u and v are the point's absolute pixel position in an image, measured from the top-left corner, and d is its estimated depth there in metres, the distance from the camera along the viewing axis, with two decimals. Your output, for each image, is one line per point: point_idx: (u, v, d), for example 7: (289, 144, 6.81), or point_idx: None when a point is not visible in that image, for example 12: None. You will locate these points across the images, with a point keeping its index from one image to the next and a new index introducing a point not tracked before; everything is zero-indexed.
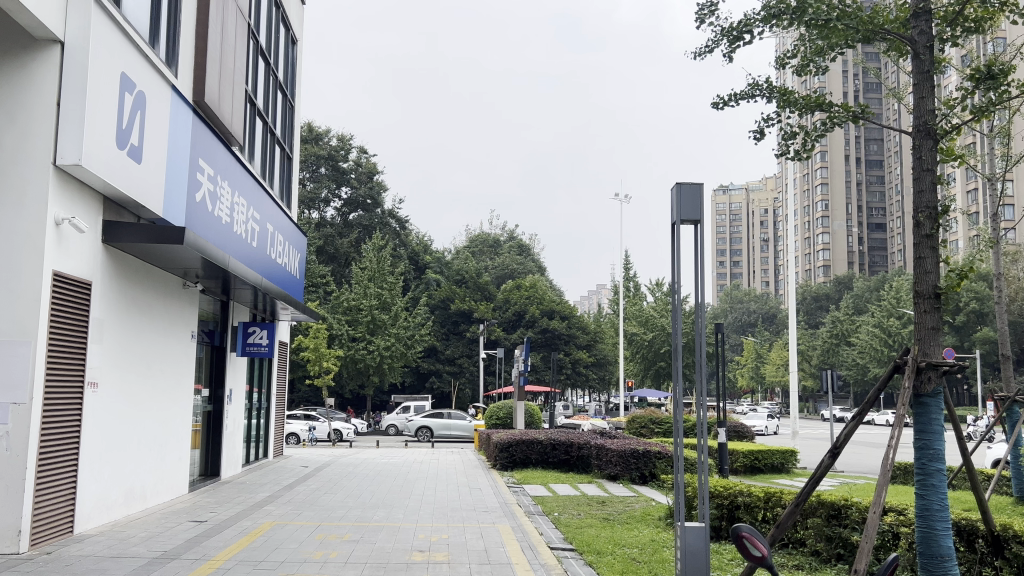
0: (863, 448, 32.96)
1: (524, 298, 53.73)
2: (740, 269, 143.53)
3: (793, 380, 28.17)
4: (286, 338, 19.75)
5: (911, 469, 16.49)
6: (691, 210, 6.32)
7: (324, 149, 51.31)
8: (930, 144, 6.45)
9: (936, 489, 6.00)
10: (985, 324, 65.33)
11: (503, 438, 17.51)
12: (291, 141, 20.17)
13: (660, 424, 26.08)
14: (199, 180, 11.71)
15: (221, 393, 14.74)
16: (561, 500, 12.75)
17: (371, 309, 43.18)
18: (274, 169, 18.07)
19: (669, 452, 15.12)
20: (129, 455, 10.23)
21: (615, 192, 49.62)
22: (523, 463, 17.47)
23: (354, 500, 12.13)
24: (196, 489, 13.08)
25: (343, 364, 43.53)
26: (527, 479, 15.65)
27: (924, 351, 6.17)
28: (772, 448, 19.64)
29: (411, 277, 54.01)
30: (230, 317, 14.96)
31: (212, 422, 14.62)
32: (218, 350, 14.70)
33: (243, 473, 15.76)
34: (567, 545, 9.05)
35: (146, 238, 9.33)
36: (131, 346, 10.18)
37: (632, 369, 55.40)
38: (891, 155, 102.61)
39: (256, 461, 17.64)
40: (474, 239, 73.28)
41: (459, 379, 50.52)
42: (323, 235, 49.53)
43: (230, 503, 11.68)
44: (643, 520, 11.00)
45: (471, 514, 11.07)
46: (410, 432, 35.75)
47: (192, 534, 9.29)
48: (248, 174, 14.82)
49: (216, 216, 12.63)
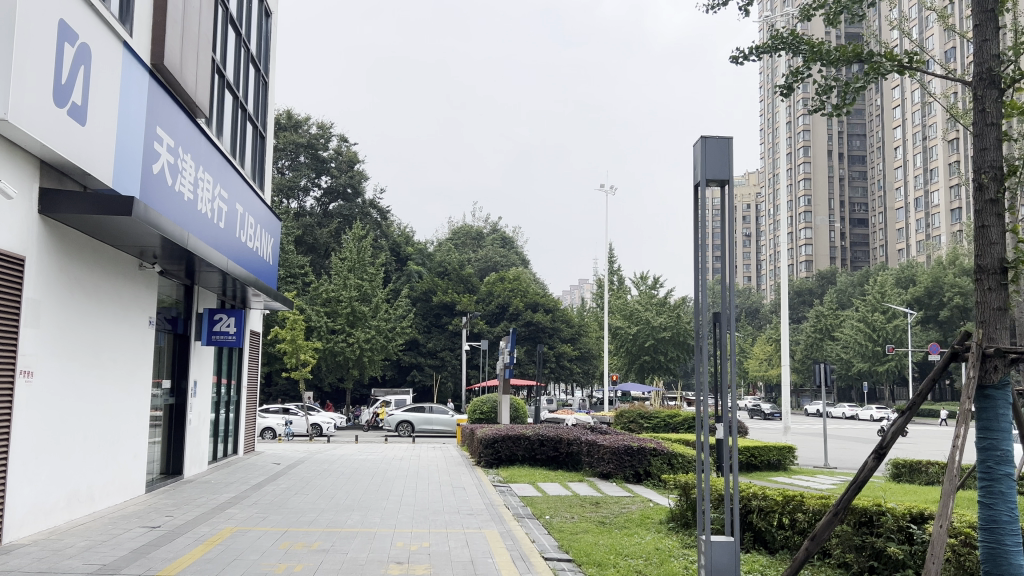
0: (854, 445, 32.33)
1: (508, 290, 52.74)
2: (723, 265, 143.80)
3: (786, 373, 27.43)
4: (259, 328, 18.74)
5: (916, 467, 15.71)
6: (719, 168, 5.40)
7: (303, 137, 50.07)
8: (994, 94, 5.47)
9: (1005, 497, 5.00)
10: (969, 318, 65.40)
11: (488, 434, 16.53)
12: (264, 118, 19.08)
13: (649, 419, 25.29)
14: (157, 151, 10.67)
15: (184, 385, 13.66)
16: (552, 502, 11.77)
17: (351, 300, 42.05)
18: (245, 147, 17.00)
19: (665, 449, 14.24)
20: (74, 452, 9.19)
21: (601, 183, 48.81)
22: (509, 461, 16.49)
23: (326, 503, 11.11)
24: (154, 489, 12.02)
25: (322, 357, 42.36)
26: (514, 477, 14.69)
27: (990, 336, 5.15)
28: (768, 444, 18.81)
29: (392, 269, 52.85)
30: (194, 303, 13.93)
31: (174, 417, 13.54)
32: (181, 339, 13.65)
33: (209, 470, 14.69)
34: (563, 555, 8.07)
35: (88, 209, 8.29)
36: (75, 332, 9.12)
37: (617, 363, 54.70)
38: (874, 150, 102.51)
39: (225, 457, 16.57)
40: (457, 231, 72.23)
41: (441, 373, 49.27)
42: (302, 225, 48.36)
43: (190, 506, 10.62)
44: (642, 525, 10.13)
45: (454, 517, 10.11)
46: (390, 427, 34.77)
47: (139, 542, 8.25)
48: (215, 149, 13.77)
49: (177, 192, 11.57)
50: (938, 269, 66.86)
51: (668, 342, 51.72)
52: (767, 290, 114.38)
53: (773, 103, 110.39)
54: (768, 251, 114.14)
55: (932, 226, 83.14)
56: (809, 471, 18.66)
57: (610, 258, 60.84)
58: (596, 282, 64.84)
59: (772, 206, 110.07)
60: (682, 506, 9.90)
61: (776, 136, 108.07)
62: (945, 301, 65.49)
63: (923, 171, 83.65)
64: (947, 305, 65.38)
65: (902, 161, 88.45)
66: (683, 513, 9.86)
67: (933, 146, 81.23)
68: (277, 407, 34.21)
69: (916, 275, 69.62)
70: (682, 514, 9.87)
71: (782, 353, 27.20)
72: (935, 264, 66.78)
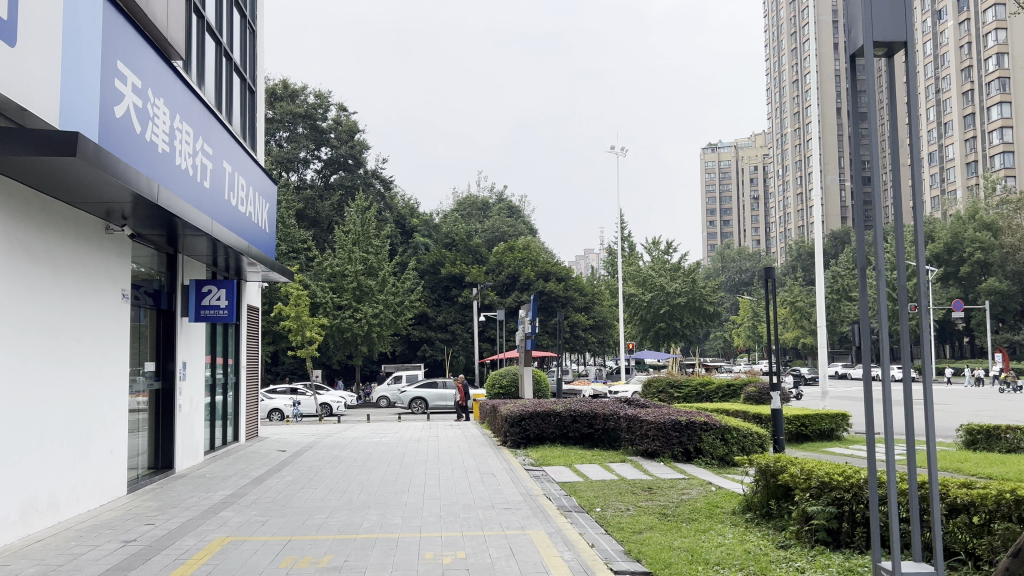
0: (891, 408, 30.65)
1: (518, 260, 51.00)
2: (730, 228, 142.38)
3: (823, 332, 25.66)
4: (257, 303, 17.11)
5: (996, 433, 13.97)
6: (890, 23, 3.85)
7: (301, 107, 48.16)
8: None
9: None
10: (990, 273, 63.55)
11: (514, 411, 14.88)
12: (253, 72, 17.29)
13: (679, 388, 23.78)
14: (119, 92, 8.98)
15: (170, 367, 11.95)
16: (597, 488, 10.15)
17: (356, 275, 40.60)
18: (232, 102, 15.29)
19: (718, 422, 12.58)
20: (27, 456, 7.55)
21: (611, 144, 46.91)
22: (538, 440, 14.85)
23: (335, 500, 9.49)
24: (138, 488, 10.41)
25: (329, 334, 40.89)
26: (547, 459, 13.10)
27: None
28: (819, 412, 17.10)
29: (398, 241, 51.16)
30: (179, 273, 12.28)
31: (161, 404, 11.88)
32: (165, 315, 12.01)
33: (205, 461, 13.08)
34: (634, 566, 6.42)
35: (23, 151, 6.64)
36: (20, 306, 7.49)
37: (632, 331, 53.10)
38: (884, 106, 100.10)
39: (223, 445, 14.97)
40: (462, 202, 70.61)
41: (452, 347, 47.61)
42: (303, 199, 46.86)
43: (176, 509, 8.97)
44: (713, 516, 8.57)
45: (488, 514, 8.54)
46: (404, 404, 33.26)
47: (104, 565, 6.56)
48: (196, 100, 12.06)
49: (149, 142, 9.91)
50: (957, 224, 64.58)
51: (683, 308, 50.19)
52: (777, 252, 112.77)
53: (778, 61, 107.94)
54: (779, 212, 111.93)
55: (947, 181, 80.87)
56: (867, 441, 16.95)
57: (621, 223, 59.20)
58: (606, 249, 63.31)
59: (781, 167, 107.75)
60: (762, 494, 8.25)
61: (783, 97, 105.72)
62: (964, 256, 63.71)
63: (936, 125, 81.39)
64: (968, 261, 63.25)
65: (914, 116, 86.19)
66: (763, 503, 8.23)
67: (946, 99, 78.90)
68: (285, 388, 32.76)
69: (935, 231, 67.58)
70: (762, 503, 8.24)
71: (818, 312, 25.39)
72: (954, 219, 64.68)
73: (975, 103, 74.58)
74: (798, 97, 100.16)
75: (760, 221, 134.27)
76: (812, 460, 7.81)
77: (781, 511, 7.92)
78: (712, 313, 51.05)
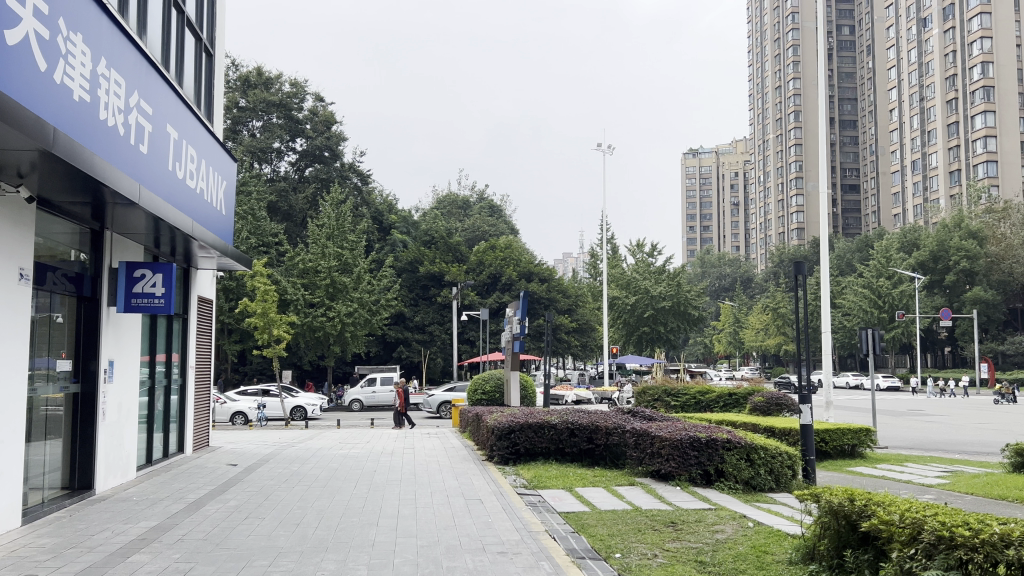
0: (894, 423, 29.00)
1: (499, 259, 49.00)
2: (711, 234, 141.64)
3: (830, 340, 23.75)
4: (212, 294, 15.13)
5: None
6: None
7: (275, 95, 45.89)
8: None
9: None
10: (976, 282, 62.23)
11: (502, 421, 12.94)
12: (211, 32, 15.27)
13: (677, 397, 22.02)
14: (14, 13, 6.95)
15: (94, 366, 9.89)
16: (609, 525, 8.25)
17: (330, 271, 38.67)
18: (182, 61, 13.29)
19: (744, 440, 10.82)
20: None
21: (598, 141, 45.26)
22: (528, 455, 12.95)
23: (286, 538, 7.55)
24: (41, 515, 8.37)
25: (299, 333, 38.77)
26: (542, 479, 11.20)
27: None
28: (841, 426, 15.27)
29: (375, 239, 49.21)
30: (107, 253, 10.29)
31: (80, 412, 9.79)
32: (88, 304, 9.99)
33: (137, 478, 11.03)
34: None
35: None
36: None
37: (614, 335, 51.35)
38: (868, 113, 99.31)
39: (164, 457, 12.92)
40: (442, 200, 68.67)
41: (430, 349, 45.56)
42: (275, 191, 44.71)
43: (75, 552, 6.91)
44: (764, 568, 6.70)
45: (479, 563, 6.65)
46: (432, 408, 33.04)
47: None
48: (133, 48, 10.07)
49: (58, 84, 7.89)
50: (943, 231, 63.46)
51: (668, 312, 48.53)
52: (757, 258, 111.80)
53: (762, 66, 106.89)
54: (758, 217, 110.92)
55: (930, 189, 79.52)
56: (893, 459, 15.17)
57: (603, 225, 57.48)
58: (590, 251, 61.55)
59: (763, 173, 106.80)
60: (831, 542, 6.44)
61: (766, 103, 104.71)
62: (949, 264, 62.49)
63: (919, 133, 80.41)
64: (953, 269, 62.00)
65: (898, 124, 85.07)
66: (832, 553, 6.41)
67: (931, 106, 78.01)
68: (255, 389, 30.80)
69: (920, 238, 66.37)
70: (831, 553, 6.43)
71: (825, 317, 23.63)
72: (940, 226, 63.52)
73: (959, 111, 73.64)
74: (781, 103, 99.27)
75: (740, 228, 133.82)
76: (906, 503, 5.93)
77: (859, 565, 6.06)
78: (696, 318, 49.50)
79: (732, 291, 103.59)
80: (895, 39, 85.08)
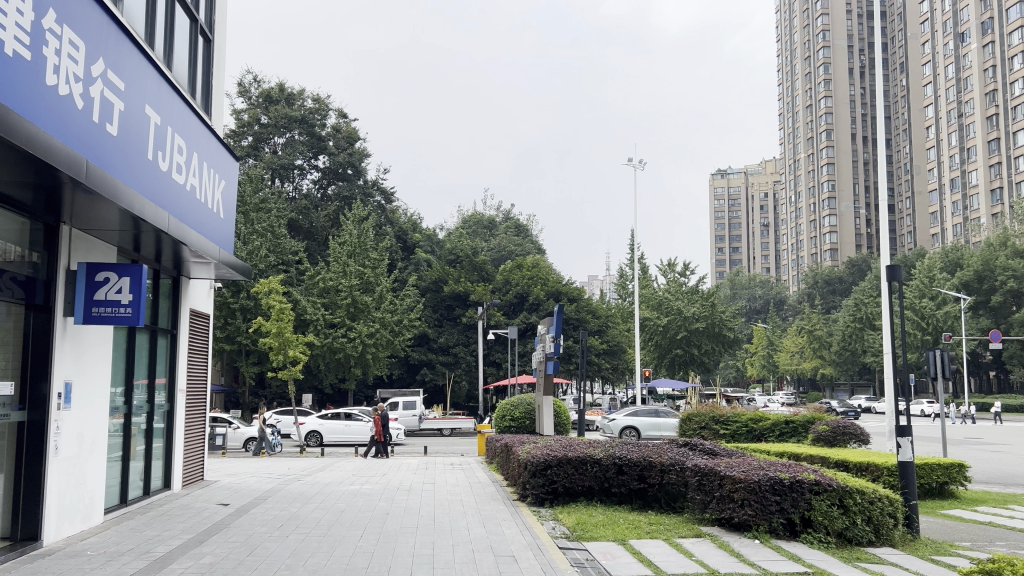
0: (959, 452, 26.59)
1: (526, 278, 47.30)
2: (741, 255, 139.00)
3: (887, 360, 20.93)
4: (207, 309, 13.46)
5: None
6: None
7: (297, 111, 44.59)
8: None
9: None
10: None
11: (538, 455, 11.00)
12: (208, 15, 13.66)
13: (726, 423, 20.00)
14: None
15: (43, 390, 8.11)
16: None
17: (351, 290, 36.94)
18: (172, 40, 11.69)
19: (836, 482, 8.84)
20: None
21: (627, 155, 43.30)
22: (567, 495, 11.00)
23: None
24: None
25: (319, 355, 37.14)
26: (587, 528, 9.24)
27: None
28: (928, 462, 13.16)
29: (399, 257, 47.64)
30: (64, 254, 8.60)
31: (26, 445, 7.99)
32: (40, 314, 8.26)
33: (101, 525, 9.22)
34: None
35: None
36: None
37: (646, 358, 49.16)
38: (901, 131, 96.68)
39: (146, 497, 11.15)
40: (468, 219, 67.07)
41: (454, 371, 43.73)
42: (295, 209, 43.32)
43: None
44: None
45: None
46: (613, 431, 30.99)
47: None
48: (99, 8, 8.42)
49: None
50: (987, 251, 60.71)
51: (701, 334, 46.46)
52: (789, 279, 109.02)
53: (792, 84, 104.51)
54: (790, 237, 108.26)
55: (971, 208, 76.78)
56: (990, 500, 13.04)
57: (633, 245, 55.57)
58: (619, 270, 59.51)
59: (793, 194, 104.13)
60: None
61: (796, 121, 102.41)
62: (997, 286, 59.48)
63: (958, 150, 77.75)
64: (999, 289, 59.10)
65: (935, 140, 82.49)
66: None
67: (970, 123, 75.46)
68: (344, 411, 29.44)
69: (963, 258, 63.57)
70: None
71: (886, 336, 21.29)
72: (984, 245, 60.85)
73: (1000, 127, 70.95)
74: (811, 121, 96.79)
75: (771, 249, 131.10)
76: None
77: None
78: (732, 340, 47.20)
79: (765, 312, 101.19)
80: (931, 55, 82.72)
